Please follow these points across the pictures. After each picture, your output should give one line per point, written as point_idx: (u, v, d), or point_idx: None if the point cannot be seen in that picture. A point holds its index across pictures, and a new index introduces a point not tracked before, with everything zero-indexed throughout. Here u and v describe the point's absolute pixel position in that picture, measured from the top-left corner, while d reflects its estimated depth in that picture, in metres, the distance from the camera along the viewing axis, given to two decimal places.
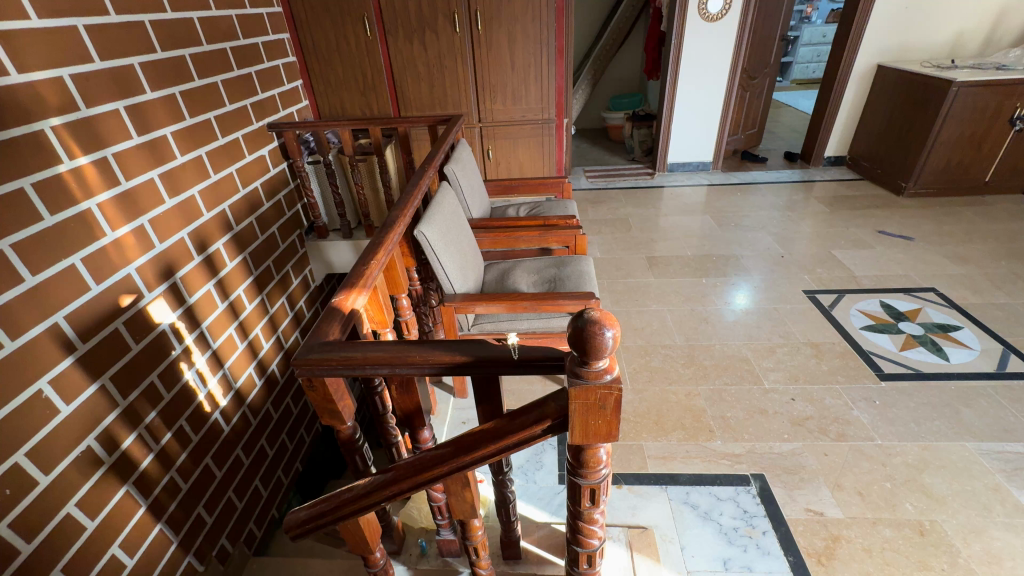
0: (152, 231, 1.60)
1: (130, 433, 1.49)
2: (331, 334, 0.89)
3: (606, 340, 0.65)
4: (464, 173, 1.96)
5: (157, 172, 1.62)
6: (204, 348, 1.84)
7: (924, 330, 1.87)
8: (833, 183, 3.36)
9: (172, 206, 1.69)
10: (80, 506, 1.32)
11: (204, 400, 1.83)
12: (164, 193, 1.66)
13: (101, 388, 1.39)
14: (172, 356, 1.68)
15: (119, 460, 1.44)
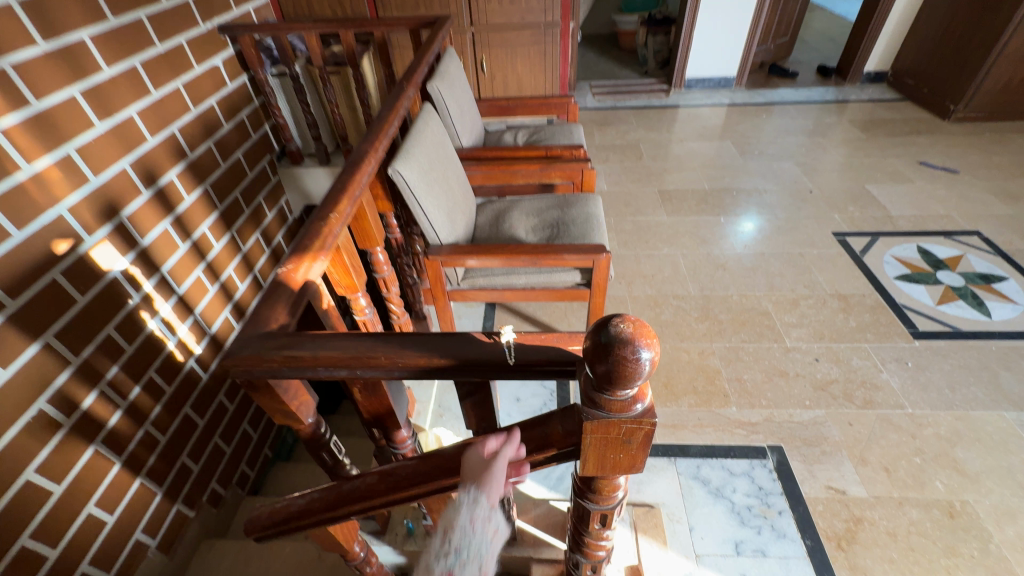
0: (82, 161, 1.31)
1: (90, 392, 1.30)
2: (276, 322, 0.70)
3: (641, 365, 0.46)
4: (452, 92, 1.65)
5: (79, 89, 1.31)
6: (168, 295, 1.60)
7: (965, 281, 1.69)
8: (869, 103, 2.99)
9: (107, 131, 1.39)
10: (41, 473, 1.18)
11: (175, 349, 1.62)
12: (91, 114, 1.34)
13: (45, 348, 1.19)
14: (129, 306, 1.44)
15: (82, 421, 1.28)
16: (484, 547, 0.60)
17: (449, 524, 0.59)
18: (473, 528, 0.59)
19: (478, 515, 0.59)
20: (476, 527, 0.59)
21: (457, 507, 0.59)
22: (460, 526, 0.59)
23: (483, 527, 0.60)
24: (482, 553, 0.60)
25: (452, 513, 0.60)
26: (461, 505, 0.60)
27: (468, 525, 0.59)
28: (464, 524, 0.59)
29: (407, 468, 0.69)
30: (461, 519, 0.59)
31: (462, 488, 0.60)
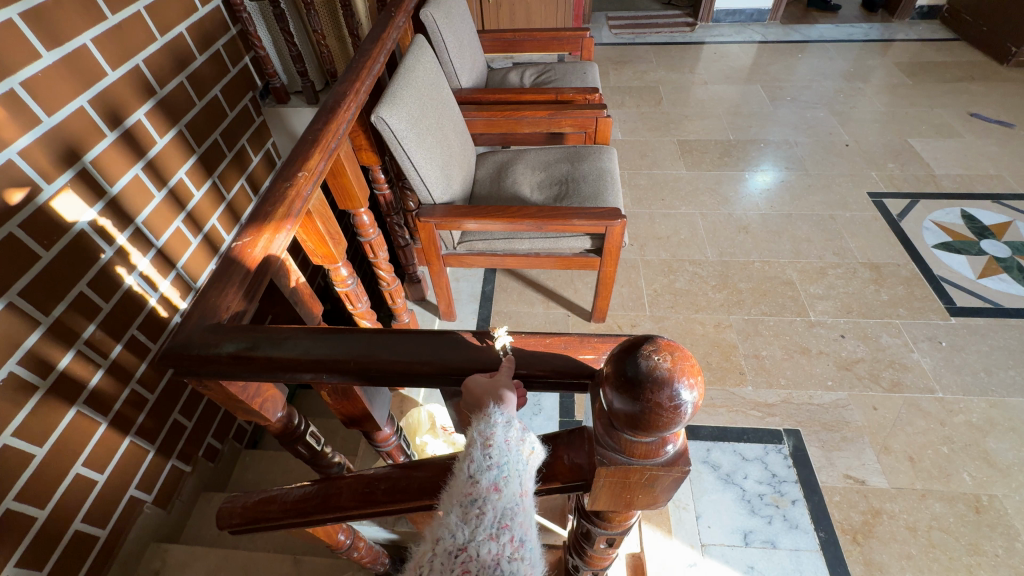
0: (30, 97, 1.14)
1: (66, 353, 1.21)
2: (227, 309, 0.58)
3: (681, 409, 0.34)
4: (451, 23, 1.43)
5: (17, 9, 1.11)
6: (147, 249, 1.47)
7: (1011, 252, 1.54)
8: (917, 43, 2.69)
9: (57, 61, 1.20)
10: (18, 437, 1.10)
11: (158, 305, 1.52)
12: (35, 40, 1.15)
13: (7, 307, 1.08)
14: (102, 261, 1.31)
15: (59, 383, 1.19)
16: (526, 464, 0.48)
17: (480, 438, 0.49)
18: (509, 441, 0.48)
19: (510, 432, 0.48)
20: (511, 439, 0.48)
21: (482, 423, 0.48)
22: (492, 440, 0.48)
23: (520, 443, 0.48)
24: (526, 471, 0.48)
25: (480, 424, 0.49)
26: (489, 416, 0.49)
27: (502, 438, 0.48)
28: (498, 437, 0.48)
29: (393, 479, 0.60)
30: (495, 433, 0.49)
31: (484, 406, 0.48)
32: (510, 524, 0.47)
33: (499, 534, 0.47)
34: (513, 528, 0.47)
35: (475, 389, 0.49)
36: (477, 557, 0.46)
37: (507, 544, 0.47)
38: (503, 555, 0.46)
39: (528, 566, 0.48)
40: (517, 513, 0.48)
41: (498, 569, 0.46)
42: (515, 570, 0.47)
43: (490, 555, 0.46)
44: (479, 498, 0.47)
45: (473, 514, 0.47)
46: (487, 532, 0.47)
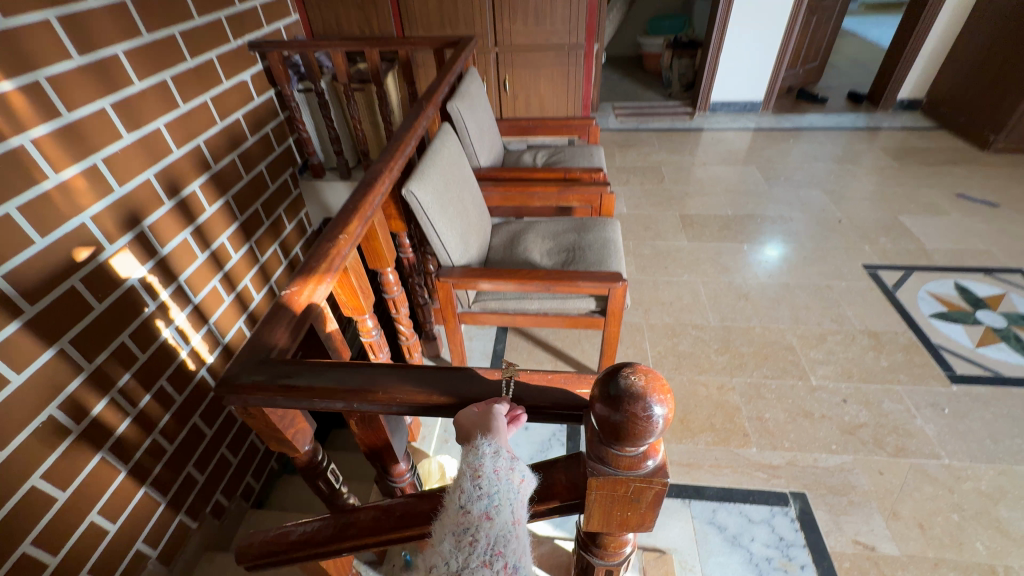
0: (108, 171, 1.33)
1: (101, 399, 1.29)
2: (276, 346, 0.67)
3: (654, 422, 0.42)
4: (473, 113, 1.65)
5: (109, 101, 1.33)
6: (184, 304, 1.60)
7: (1006, 322, 1.58)
8: (902, 131, 2.91)
9: (133, 142, 1.41)
10: (46, 479, 1.16)
11: (188, 358, 1.62)
12: (120, 125, 1.37)
13: (59, 353, 1.19)
14: (145, 314, 1.44)
15: (90, 428, 1.26)
16: (516, 493, 0.53)
17: (470, 470, 0.54)
18: (497, 472, 0.54)
19: (499, 463, 0.54)
20: (499, 470, 0.54)
21: (472, 454, 0.54)
22: (482, 472, 0.54)
23: (508, 473, 0.54)
24: (516, 499, 0.53)
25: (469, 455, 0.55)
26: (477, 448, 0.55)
27: (491, 470, 0.54)
28: (487, 469, 0.54)
29: (405, 506, 0.66)
30: (483, 465, 0.54)
31: (473, 438, 0.55)
32: (502, 550, 0.52)
33: (491, 561, 0.51)
34: (505, 554, 0.52)
35: (466, 420, 0.56)
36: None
37: (501, 570, 0.51)
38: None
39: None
40: (508, 540, 0.52)
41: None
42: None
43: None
44: (471, 526, 0.52)
45: (466, 542, 0.52)
46: (481, 560, 0.51)
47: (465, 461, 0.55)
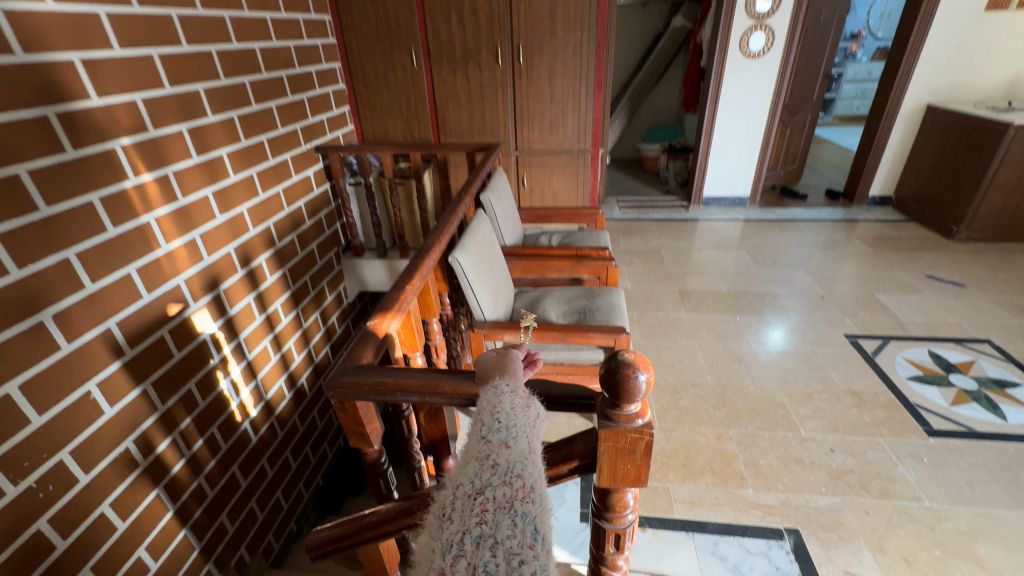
0: (201, 244, 1.64)
1: (165, 438, 1.49)
2: (365, 358, 0.91)
3: (639, 384, 0.64)
4: (499, 202, 2.00)
5: (211, 191, 1.67)
6: (239, 359, 1.84)
7: (977, 385, 1.76)
8: (878, 223, 3.26)
9: (222, 222, 1.73)
10: (113, 507, 1.31)
11: (236, 409, 1.82)
12: (215, 208, 1.69)
13: (143, 393, 1.41)
14: (209, 365, 1.68)
15: (154, 464, 1.44)
16: (531, 427, 0.64)
17: (491, 405, 0.65)
18: (514, 408, 0.64)
19: (515, 400, 0.65)
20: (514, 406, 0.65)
21: (492, 392, 0.66)
22: (502, 408, 0.64)
23: (524, 409, 0.65)
24: (530, 431, 0.63)
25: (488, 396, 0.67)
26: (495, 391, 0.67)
27: (509, 407, 0.64)
28: (506, 405, 0.64)
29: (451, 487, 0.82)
30: (501, 403, 0.65)
31: (493, 379, 0.68)
32: (520, 472, 0.58)
33: (511, 480, 0.57)
34: (523, 476, 0.58)
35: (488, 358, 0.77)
36: (493, 497, 0.55)
37: (520, 487, 0.57)
38: (515, 496, 0.56)
39: (539, 509, 0.56)
40: (525, 464, 0.59)
41: (512, 507, 0.55)
42: (527, 510, 0.55)
43: (504, 496, 0.55)
44: (493, 451, 0.60)
45: (488, 464, 0.59)
46: (502, 478, 0.57)
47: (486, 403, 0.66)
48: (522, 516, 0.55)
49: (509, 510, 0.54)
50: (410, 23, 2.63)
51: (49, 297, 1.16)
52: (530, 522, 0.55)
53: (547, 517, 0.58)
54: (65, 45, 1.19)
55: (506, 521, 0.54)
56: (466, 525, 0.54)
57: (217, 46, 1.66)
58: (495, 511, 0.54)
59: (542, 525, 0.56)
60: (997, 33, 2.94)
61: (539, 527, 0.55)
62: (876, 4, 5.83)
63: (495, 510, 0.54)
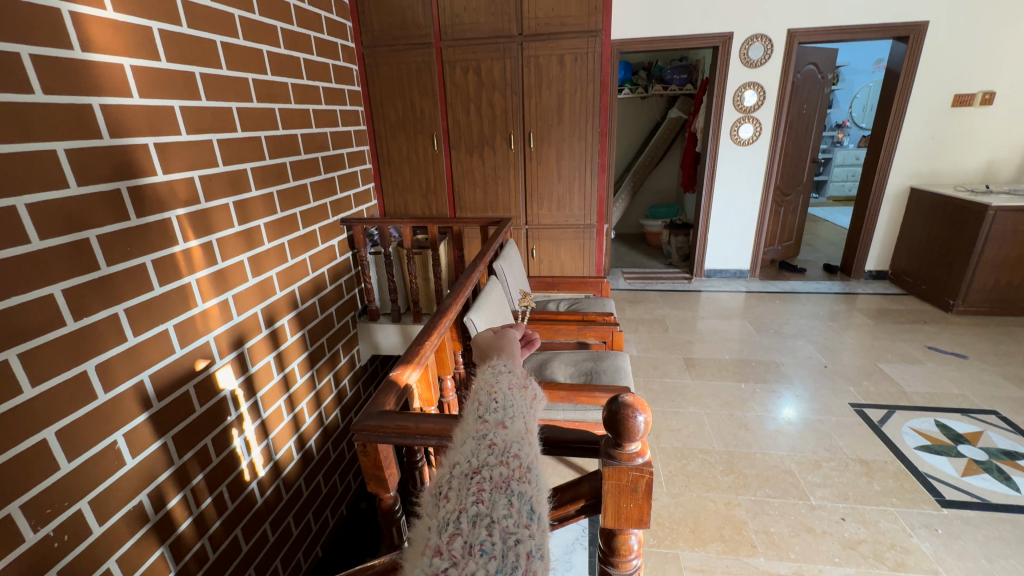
0: (233, 304, 1.73)
1: (176, 493, 1.49)
2: (388, 405, 0.97)
3: (638, 423, 0.71)
4: (510, 268, 2.14)
5: (247, 256, 1.80)
6: (255, 417, 1.86)
7: (987, 455, 1.76)
8: (876, 296, 3.36)
9: (253, 284, 1.84)
10: (119, 563, 1.30)
11: (246, 468, 1.80)
12: (249, 272, 1.81)
13: (162, 446, 1.44)
14: (226, 421, 1.71)
15: (162, 520, 1.44)
16: (526, 412, 0.72)
17: (489, 394, 0.73)
18: (510, 391, 0.74)
19: (512, 389, 0.75)
20: (511, 389, 0.75)
21: (490, 379, 0.77)
22: (499, 389, 0.74)
23: (518, 397, 0.73)
24: (526, 418, 0.70)
25: (488, 380, 0.78)
26: (494, 373, 0.80)
27: (506, 389, 0.74)
28: (503, 387, 0.75)
29: None
30: (499, 385, 0.75)
31: (491, 365, 0.82)
32: (516, 453, 0.62)
33: (507, 461, 0.61)
34: (519, 457, 0.61)
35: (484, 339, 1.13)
36: (489, 476, 0.58)
37: (516, 468, 0.60)
38: (512, 477, 0.58)
39: (535, 491, 0.59)
40: (521, 445, 0.64)
41: (509, 487, 0.57)
42: (523, 490, 0.57)
43: (501, 476, 0.58)
44: (490, 434, 0.65)
45: (485, 444, 0.63)
46: (498, 459, 0.61)
47: (486, 389, 0.75)
48: (518, 496, 0.56)
49: (506, 490, 0.56)
50: (433, 114, 2.96)
51: (95, 349, 1.23)
52: (525, 502, 0.56)
53: (542, 501, 0.60)
54: (142, 131, 1.37)
55: (503, 500, 0.55)
56: (463, 503, 0.55)
57: (267, 132, 1.87)
58: (492, 490, 0.56)
59: (539, 507, 0.57)
60: (967, 126, 3.22)
61: (534, 508, 0.57)
62: (856, 100, 6.40)
63: (492, 488, 0.56)
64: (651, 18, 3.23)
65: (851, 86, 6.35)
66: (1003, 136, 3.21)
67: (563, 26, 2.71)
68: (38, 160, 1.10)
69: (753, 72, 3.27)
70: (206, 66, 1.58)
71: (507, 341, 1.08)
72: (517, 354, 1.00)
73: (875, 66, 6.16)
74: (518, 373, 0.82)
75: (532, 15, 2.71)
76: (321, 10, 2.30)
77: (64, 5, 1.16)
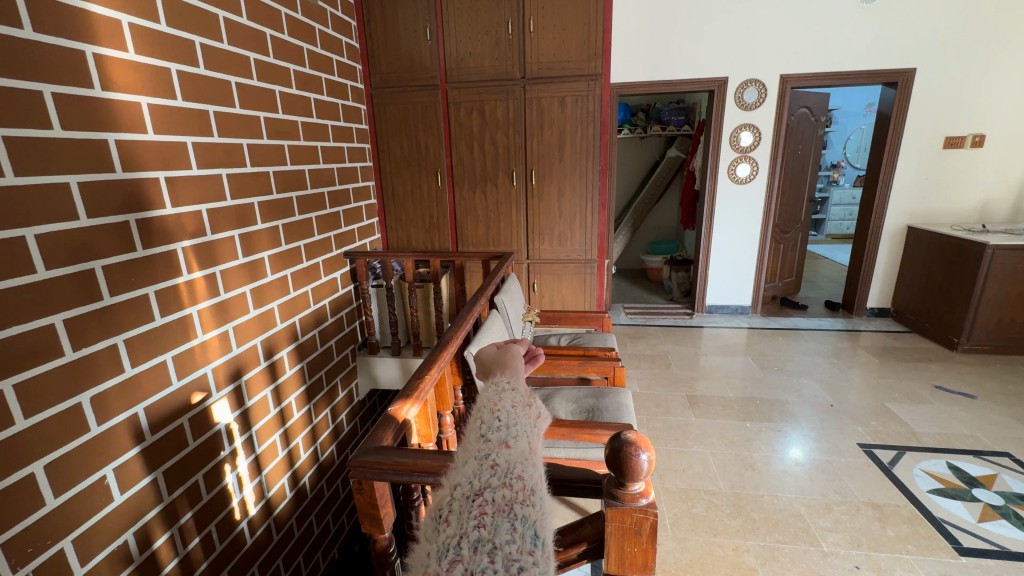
0: (233, 335, 1.73)
1: (164, 532, 1.44)
2: (385, 440, 0.94)
3: (640, 462, 0.70)
4: (512, 302, 2.14)
5: (249, 287, 1.80)
6: (249, 452, 1.82)
7: (1003, 500, 1.70)
8: (879, 333, 3.34)
9: (254, 316, 1.84)
10: None
11: (236, 506, 1.75)
12: (251, 303, 1.81)
13: (152, 482, 1.40)
14: (219, 456, 1.67)
15: (147, 561, 1.38)
16: (530, 430, 0.72)
17: (492, 412, 0.74)
18: (514, 408, 0.75)
19: (516, 407, 0.75)
20: (514, 407, 0.75)
21: (493, 396, 0.78)
22: (502, 407, 0.75)
23: (522, 414, 0.74)
24: (530, 436, 0.71)
25: (491, 397, 0.79)
26: (497, 389, 0.81)
27: (509, 406, 0.75)
28: (506, 405, 0.75)
29: None
30: (502, 404, 0.76)
31: (495, 381, 0.82)
32: (520, 475, 0.62)
33: (511, 482, 0.61)
34: (523, 479, 0.62)
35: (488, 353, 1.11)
36: (491, 499, 0.58)
37: (520, 490, 0.60)
38: (515, 500, 0.59)
39: (539, 514, 0.59)
40: (524, 465, 0.64)
41: (512, 510, 0.58)
42: (526, 514, 0.58)
43: (503, 498, 0.58)
44: (493, 454, 0.65)
45: (488, 465, 0.63)
46: (501, 480, 0.61)
47: (489, 407, 0.76)
48: (521, 520, 0.57)
49: (508, 514, 0.57)
50: (438, 152, 3.04)
51: (91, 380, 1.22)
52: (529, 526, 0.57)
53: (547, 526, 0.59)
54: (154, 165, 1.40)
55: (505, 525, 0.56)
56: (464, 528, 0.55)
57: (275, 167, 1.91)
58: (494, 515, 0.56)
59: (544, 532, 0.57)
60: (960, 167, 3.28)
61: (539, 531, 0.57)
62: (849, 141, 6.57)
63: (494, 513, 0.57)
64: (649, 63, 3.36)
65: (844, 128, 6.54)
66: (995, 177, 3.28)
67: (564, 70, 2.83)
68: (50, 192, 1.13)
69: (749, 114, 3.38)
70: (219, 105, 1.64)
71: (511, 355, 1.05)
72: (520, 370, 0.98)
73: (866, 109, 6.36)
74: (521, 391, 0.82)
75: (534, 60, 2.83)
76: (333, 54, 2.40)
77: (88, 47, 1.21)
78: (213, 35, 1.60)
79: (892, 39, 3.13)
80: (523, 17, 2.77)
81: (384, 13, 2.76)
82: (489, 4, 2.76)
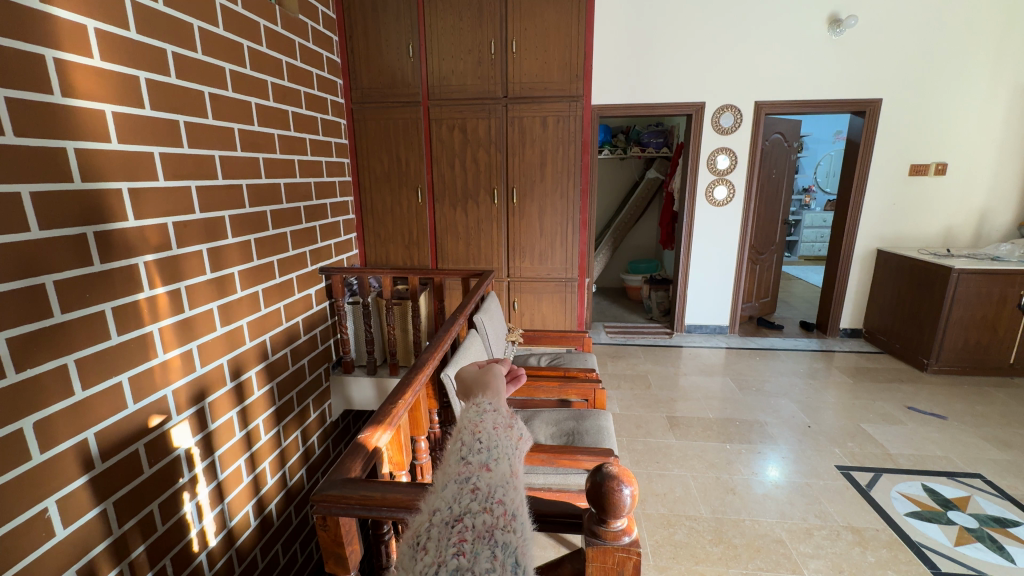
0: (197, 355, 1.63)
1: (112, 568, 1.32)
2: (353, 471, 0.88)
3: (623, 497, 0.66)
4: (491, 321, 2.08)
5: (216, 304, 1.72)
6: (210, 479, 1.70)
7: (978, 523, 1.71)
8: (853, 354, 3.41)
9: (221, 334, 1.75)
10: None
11: (195, 537, 1.63)
12: (218, 319, 1.73)
13: (101, 514, 1.29)
14: (177, 484, 1.55)
15: None
16: (512, 452, 0.67)
17: (472, 430, 0.69)
18: (495, 430, 0.69)
19: (498, 426, 0.70)
20: (496, 429, 0.70)
21: (474, 416, 0.72)
22: (483, 428, 0.69)
23: (503, 435, 0.69)
24: (513, 459, 0.66)
25: (471, 419, 0.72)
26: (478, 411, 0.75)
27: (490, 428, 0.70)
28: (487, 426, 0.70)
29: None
30: (484, 424, 0.71)
31: (475, 401, 0.77)
32: (502, 500, 0.58)
33: (492, 507, 0.57)
34: (505, 504, 0.58)
35: (468, 373, 1.06)
36: (471, 526, 0.54)
37: (500, 516, 0.56)
38: (496, 525, 0.55)
39: (519, 541, 0.55)
40: (506, 489, 0.60)
41: (492, 537, 0.53)
42: (507, 540, 0.54)
43: (484, 524, 0.54)
44: (473, 476, 0.61)
45: (468, 488, 0.59)
46: (482, 505, 0.57)
47: (469, 428, 0.70)
48: (502, 547, 0.53)
49: (489, 540, 0.53)
50: (419, 168, 3.01)
51: (36, 403, 1.13)
52: (510, 553, 0.53)
53: (528, 555, 0.55)
54: (117, 175, 1.33)
55: (485, 553, 0.52)
56: (442, 556, 0.51)
57: (248, 180, 1.84)
58: (474, 541, 0.52)
59: (524, 559, 0.54)
60: (925, 194, 3.42)
61: (520, 559, 0.53)
62: (819, 166, 6.82)
63: (473, 540, 0.53)
64: (630, 87, 3.42)
65: (814, 154, 6.80)
66: (958, 204, 3.42)
67: (547, 90, 2.85)
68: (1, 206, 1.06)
69: (725, 138, 3.46)
70: (192, 116, 1.58)
71: (491, 376, 1.00)
72: (501, 393, 0.93)
73: (834, 136, 6.68)
74: (502, 412, 0.76)
75: (516, 79, 2.85)
76: (313, 68, 2.38)
77: (49, 52, 1.15)
78: (187, 44, 1.56)
79: (859, 72, 3.27)
80: (506, 38, 2.80)
81: (366, 30, 2.77)
82: (473, 23, 2.78)
